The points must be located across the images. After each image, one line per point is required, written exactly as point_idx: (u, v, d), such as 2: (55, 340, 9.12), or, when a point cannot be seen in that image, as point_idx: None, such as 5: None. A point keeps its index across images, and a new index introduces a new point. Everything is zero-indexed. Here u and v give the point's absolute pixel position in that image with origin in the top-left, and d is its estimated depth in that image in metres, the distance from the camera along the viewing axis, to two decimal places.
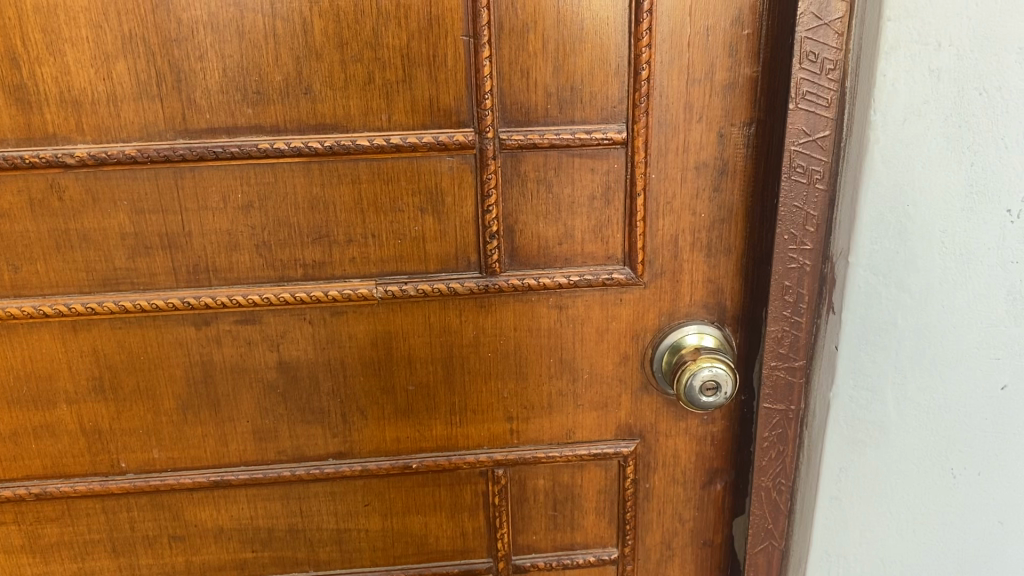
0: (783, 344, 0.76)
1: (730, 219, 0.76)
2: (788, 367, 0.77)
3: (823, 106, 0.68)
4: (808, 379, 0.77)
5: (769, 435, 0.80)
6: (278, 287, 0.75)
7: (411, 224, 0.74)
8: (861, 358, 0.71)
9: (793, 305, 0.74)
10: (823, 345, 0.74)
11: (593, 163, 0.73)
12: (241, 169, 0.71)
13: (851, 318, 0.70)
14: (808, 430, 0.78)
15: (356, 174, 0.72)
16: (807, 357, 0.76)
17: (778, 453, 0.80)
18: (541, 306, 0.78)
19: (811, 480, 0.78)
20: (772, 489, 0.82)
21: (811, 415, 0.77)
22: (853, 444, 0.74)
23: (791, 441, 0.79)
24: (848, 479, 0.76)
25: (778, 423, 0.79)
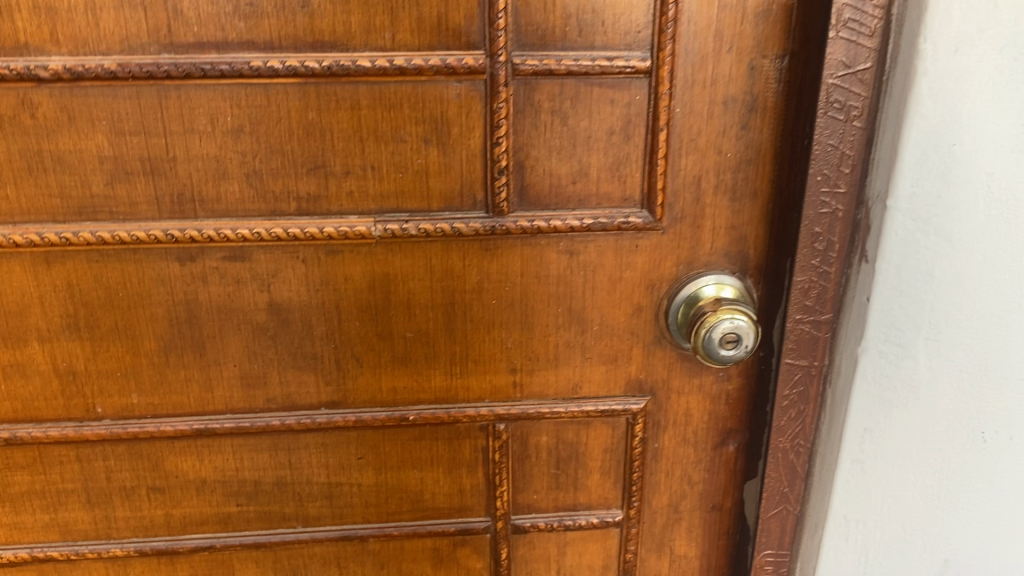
0: (809, 295, 0.71)
1: (757, 160, 0.71)
2: (814, 320, 0.72)
3: (866, 35, 0.62)
4: (834, 334, 0.72)
5: (790, 393, 0.75)
6: (269, 221, 0.69)
7: (414, 157, 0.68)
8: (894, 311, 0.66)
9: (822, 253, 0.69)
10: (852, 297, 0.69)
11: (612, 95, 0.68)
12: (231, 89, 0.65)
13: (885, 267, 0.65)
14: (831, 388, 0.73)
15: (356, 99, 0.66)
16: (834, 311, 0.71)
17: (798, 412, 0.75)
18: (551, 251, 0.73)
19: (833, 441, 0.73)
20: (789, 452, 0.77)
21: (836, 372, 0.72)
22: (880, 403, 0.70)
23: (813, 400, 0.74)
24: (872, 440, 0.71)
25: (799, 381, 0.74)
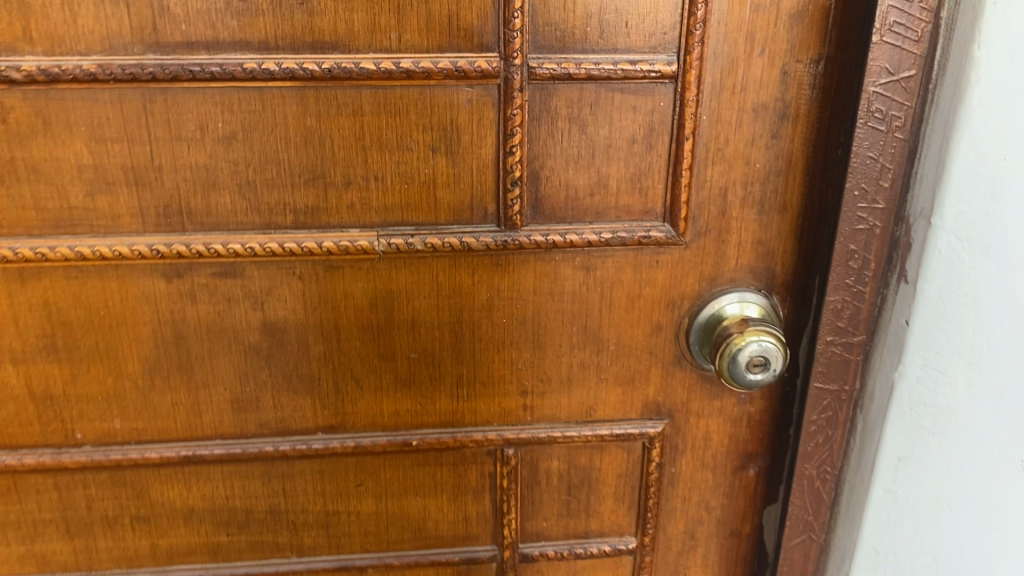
0: (842, 316, 0.66)
1: (788, 171, 0.66)
2: (846, 342, 0.67)
3: (912, 40, 0.57)
4: (868, 357, 0.67)
5: (818, 418, 0.70)
6: (263, 235, 0.64)
7: (421, 166, 0.63)
8: (934, 335, 0.62)
9: (858, 272, 0.65)
10: (888, 319, 0.65)
11: (635, 101, 0.63)
12: (222, 93, 0.60)
13: (929, 289, 0.60)
14: (862, 414, 0.69)
15: (358, 104, 0.61)
16: (868, 333, 0.67)
17: (826, 438, 0.71)
18: (566, 267, 0.68)
19: (864, 469, 0.69)
20: (816, 479, 0.73)
21: (868, 397, 0.68)
22: (917, 431, 0.65)
23: (842, 426, 0.70)
24: (907, 470, 0.67)
25: (828, 405, 0.70)
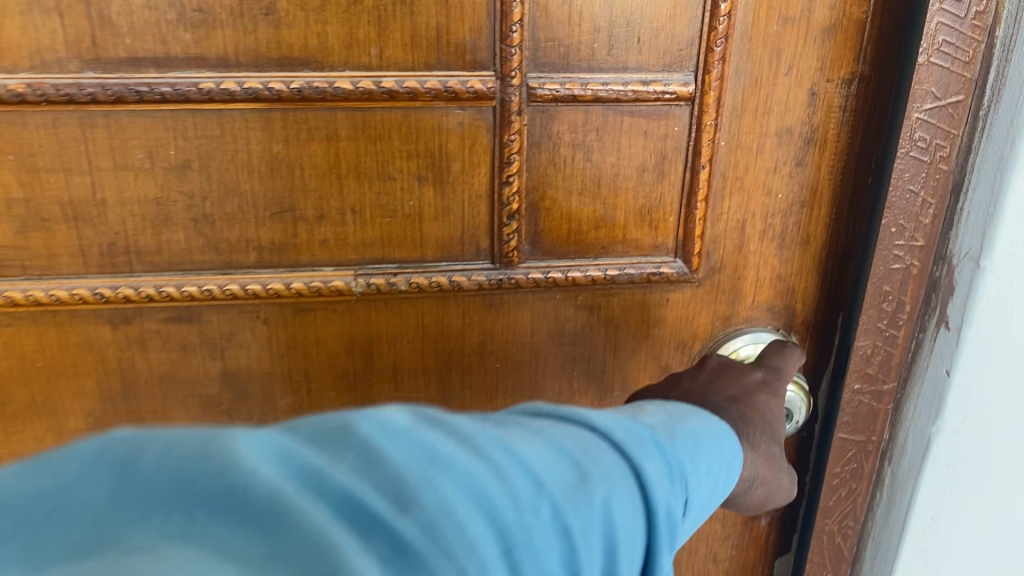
0: (872, 362, 0.60)
1: (811, 202, 0.60)
2: (876, 391, 0.61)
3: (963, 61, 0.51)
4: (898, 406, 0.61)
5: (842, 471, 0.64)
6: (223, 276, 0.56)
7: (405, 198, 0.56)
8: (976, 388, 0.55)
9: (891, 315, 0.58)
10: (924, 368, 0.58)
11: (646, 125, 0.56)
12: (174, 117, 0.51)
13: (974, 340, 0.54)
14: (890, 467, 0.63)
15: (333, 128, 0.53)
16: (899, 380, 0.60)
17: (850, 491, 0.64)
18: (566, 307, 0.61)
19: (890, 528, 0.63)
20: (836, 534, 0.66)
21: (898, 450, 0.62)
22: (954, 488, 0.59)
23: (868, 479, 0.64)
24: (939, 528, 0.61)
25: (853, 457, 0.63)
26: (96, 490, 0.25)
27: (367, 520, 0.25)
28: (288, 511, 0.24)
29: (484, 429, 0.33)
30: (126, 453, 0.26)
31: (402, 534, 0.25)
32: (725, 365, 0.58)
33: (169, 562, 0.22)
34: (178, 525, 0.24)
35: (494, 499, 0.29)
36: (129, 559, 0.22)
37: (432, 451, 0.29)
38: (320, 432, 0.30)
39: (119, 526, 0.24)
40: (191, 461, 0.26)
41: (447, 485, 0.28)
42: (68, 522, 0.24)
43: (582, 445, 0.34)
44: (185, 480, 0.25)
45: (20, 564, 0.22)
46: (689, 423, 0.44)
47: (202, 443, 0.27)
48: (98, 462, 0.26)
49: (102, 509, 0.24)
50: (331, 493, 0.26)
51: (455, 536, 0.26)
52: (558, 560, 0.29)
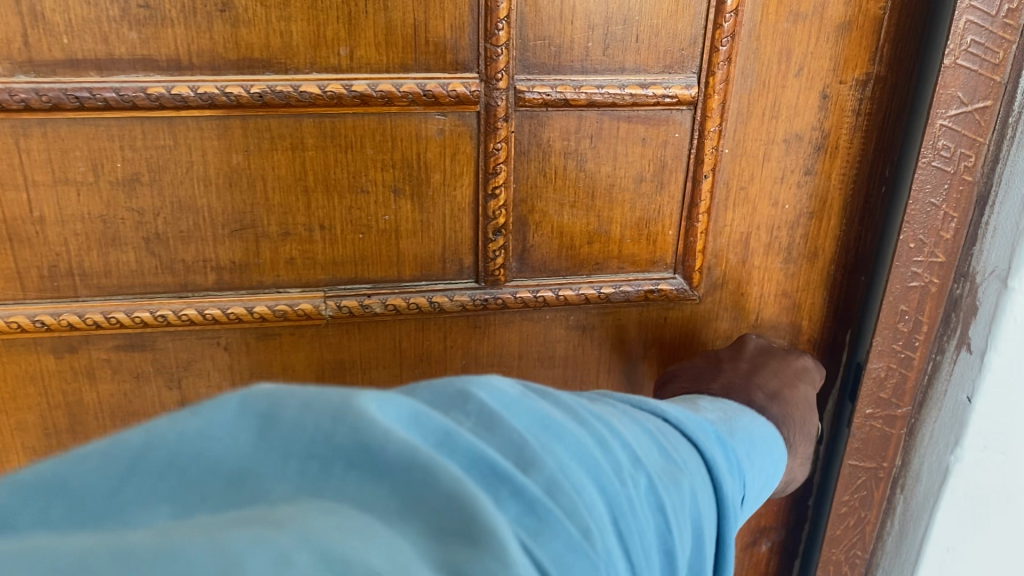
0: (885, 386, 0.56)
1: (820, 213, 0.56)
2: (888, 415, 0.56)
3: (993, 63, 0.46)
4: (911, 432, 0.57)
5: (850, 498, 0.59)
6: (178, 300, 0.51)
7: (379, 212, 0.51)
8: (998, 414, 0.51)
9: (907, 336, 0.54)
10: (943, 393, 0.54)
11: (644, 131, 0.51)
12: (120, 125, 0.46)
13: (998, 365, 0.50)
14: (903, 495, 0.58)
15: (298, 136, 0.48)
16: (914, 404, 0.56)
17: (858, 519, 0.60)
18: (557, 327, 0.57)
19: (901, 559, 0.59)
20: (843, 564, 0.62)
21: (912, 478, 0.57)
22: (971, 519, 0.56)
23: (878, 506, 0.59)
24: (954, 558, 0.57)
25: (862, 484, 0.59)
26: (236, 438, 0.23)
27: (498, 476, 0.25)
28: (428, 465, 0.23)
29: (581, 404, 0.33)
30: (269, 401, 0.24)
31: (531, 490, 0.25)
32: (766, 349, 0.57)
33: (320, 511, 0.21)
34: (318, 472, 0.23)
35: (603, 467, 0.29)
36: (281, 511, 0.21)
37: (545, 418, 0.30)
38: (440, 394, 0.30)
39: (262, 477, 0.22)
40: (332, 413, 0.24)
41: (563, 451, 0.28)
42: (204, 471, 0.22)
43: (658, 435, 0.36)
44: (332, 422, 0.24)
45: (167, 509, 0.21)
46: (737, 422, 0.47)
47: (343, 393, 0.26)
48: (236, 413, 0.24)
49: (247, 455, 0.23)
50: (472, 452, 0.26)
51: (577, 494, 0.27)
52: (647, 533, 0.30)
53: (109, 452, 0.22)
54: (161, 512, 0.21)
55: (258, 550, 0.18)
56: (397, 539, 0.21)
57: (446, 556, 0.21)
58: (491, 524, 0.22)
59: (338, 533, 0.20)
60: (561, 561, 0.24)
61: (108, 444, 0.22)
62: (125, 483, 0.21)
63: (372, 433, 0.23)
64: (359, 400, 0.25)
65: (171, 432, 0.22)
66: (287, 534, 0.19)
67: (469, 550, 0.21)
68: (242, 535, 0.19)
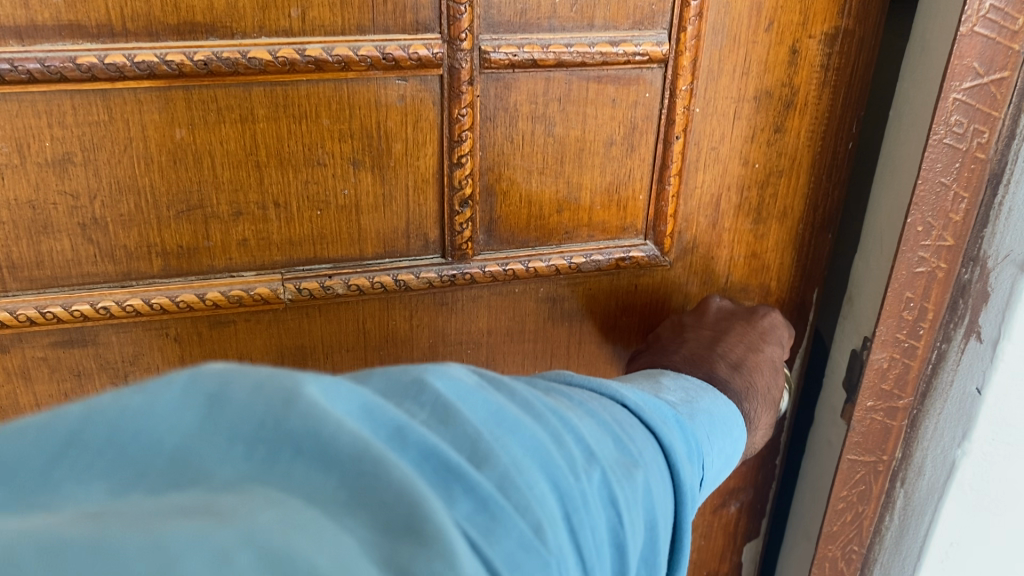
0: (888, 377, 0.53)
1: (790, 171, 0.55)
2: (890, 408, 0.54)
3: (1012, 31, 0.43)
4: (913, 423, 0.54)
5: (849, 493, 0.58)
6: (121, 289, 0.47)
7: (337, 186, 0.47)
8: (1010, 405, 0.48)
9: (911, 325, 0.51)
10: (948, 383, 0.51)
11: (614, 92, 0.49)
12: (48, 100, 0.41)
13: (1011, 354, 0.46)
14: (904, 488, 0.56)
15: (247, 107, 0.44)
16: (916, 395, 0.53)
17: (856, 515, 0.58)
18: (527, 300, 0.54)
19: (902, 555, 0.57)
20: (840, 559, 0.60)
21: (914, 471, 0.55)
22: (977, 513, 0.53)
23: (877, 500, 0.57)
24: (958, 553, 0.55)
25: (861, 479, 0.57)
26: (181, 419, 0.23)
27: (449, 473, 0.26)
28: (380, 458, 0.23)
29: (539, 395, 0.33)
30: (218, 381, 0.24)
31: (483, 487, 0.26)
32: (727, 313, 0.56)
33: (262, 502, 0.21)
34: (266, 459, 0.23)
35: (556, 463, 0.30)
36: (220, 498, 0.21)
37: (499, 411, 0.30)
38: (394, 384, 0.30)
39: (204, 459, 0.23)
40: (278, 398, 0.24)
41: (514, 445, 0.29)
42: (143, 452, 0.22)
43: (612, 425, 0.36)
44: (284, 407, 0.24)
45: (103, 484, 0.21)
46: (699, 401, 0.47)
47: (294, 376, 0.26)
48: (182, 392, 0.24)
49: (190, 437, 0.23)
50: (425, 449, 0.26)
51: (527, 491, 0.27)
52: (602, 529, 0.30)
53: (49, 427, 0.22)
54: (96, 490, 0.21)
55: (194, 547, 0.19)
56: (344, 535, 0.22)
57: (392, 556, 0.21)
58: (439, 525, 0.23)
59: (282, 526, 0.20)
60: (509, 559, 0.25)
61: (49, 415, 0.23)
62: (64, 458, 0.21)
63: (324, 423, 0.23)
64: (312, 387, 0.25)
65: (115, 408, 0.23)
66: (228, 528, 0.20)
67: (417, 549, 0.22)
68: (184, 526, 0.20)
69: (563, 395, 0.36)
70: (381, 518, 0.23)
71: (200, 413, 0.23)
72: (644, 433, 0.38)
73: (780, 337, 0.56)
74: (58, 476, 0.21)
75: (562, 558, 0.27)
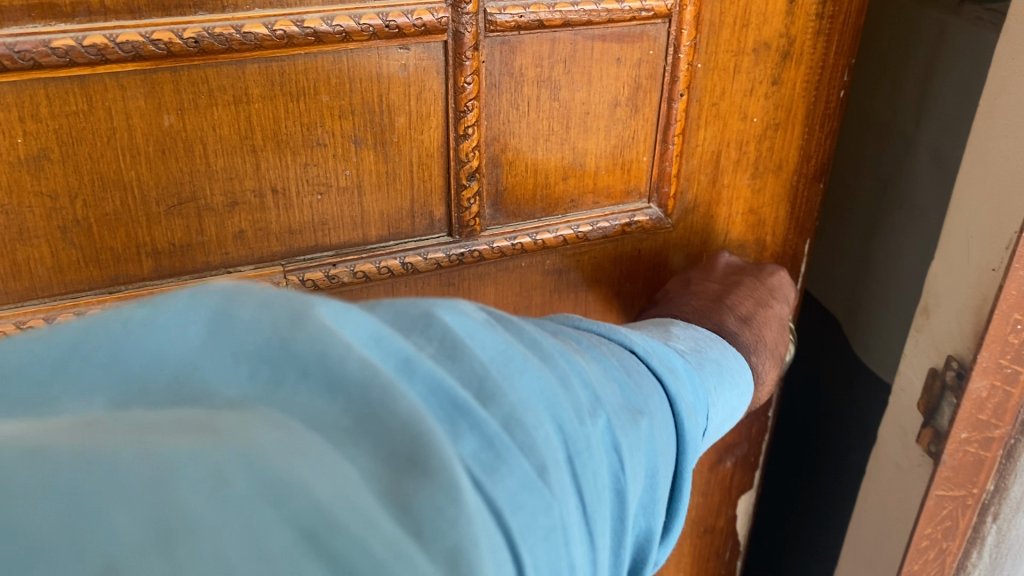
0: (985, 406, 0.53)
1: (785, 122, 0.54)
2: (985, 439, 0.54)
3: None
4: (1009, 454, 0.54)
5: (933, 531, 0.58)
6: (109, 297, 0.42)
7: (339, 167, 0.44)
8: None
9: (1015, 349, 0.51)
10: None
11: (620, 51, 0.47)
12: (19, 90, 0.37)
13: None
14: (995, 524, 0.57)
15: (240, 87, 0.40)
16: (1014, 424, 0.53)
17: (939, 551, 0.59)
18: (533, 274, 0.53)
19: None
20: None
21: (1009, 505, 0.56)
22: None
23: (963, 536, 0.58)
24: None
25: (947, 516, 0.57)
26: (186, 333, 0.24)
27: (455, 409, 0.25)
28: (387, 387, 0.23)
29: (546, 335, 0.32)
30: (224, 298, 0.24)
31: (490, 426, 0.26)
32: (737, 269, 0.56)
33: (264, 422, 0.22)
34: (269, 380, 0.23)
35: (561, 407, 0.28)
36: (221, 414, 0.22)
37: (508, 349, 0.29)
38: (401, 316, 0.29)
39: (208, 377, 0.23)
40: (286, 321, 0.24)
41: (521, 385, 0.28)
42: (144, 368, 0.23)
43: (619, 371, 0.34)
44: (290, 326, 0.24)
45: (103, 395, 0.22)
46: (710, 351, 0.46)
47: (303, 297, 0.26)
48: (188, 305, 0.24)
49: (192, 354, 0.23)
50: (434, 386, 0.25)
51: (534, 431, 0.27)
52: (604, 475, 0.29)
53: (54, 339, 0.23)
54: (97, 400, 0.22)
55: (192, 464, 0.20)
56: (347, 466, 0.22)
57: (394, 488, 0.22)
58: (445, 462, 0.23)
59: (287, 451, 0.21)
60: (512, 500, 0.25)
61: (56, 329, 0.24)
62: (65, 368, 0.23)
63: (331, 348, 0.23)
64: (322, 308, 0.25)
65: (117, 322, 0.23)
66: (224, 446, 0.21)
67: (419, 482, 0.22)
68: (180, 442, 0.21)
69: (569, 338, 0.35)
70: (387, 450, 0.23)
71: (207, 329, 0.24)
72: (653, 383, 0.36)
73: (786, 292, 0.57)
74: (57, 388, 0.22)
75: (564, 503, 0.27)
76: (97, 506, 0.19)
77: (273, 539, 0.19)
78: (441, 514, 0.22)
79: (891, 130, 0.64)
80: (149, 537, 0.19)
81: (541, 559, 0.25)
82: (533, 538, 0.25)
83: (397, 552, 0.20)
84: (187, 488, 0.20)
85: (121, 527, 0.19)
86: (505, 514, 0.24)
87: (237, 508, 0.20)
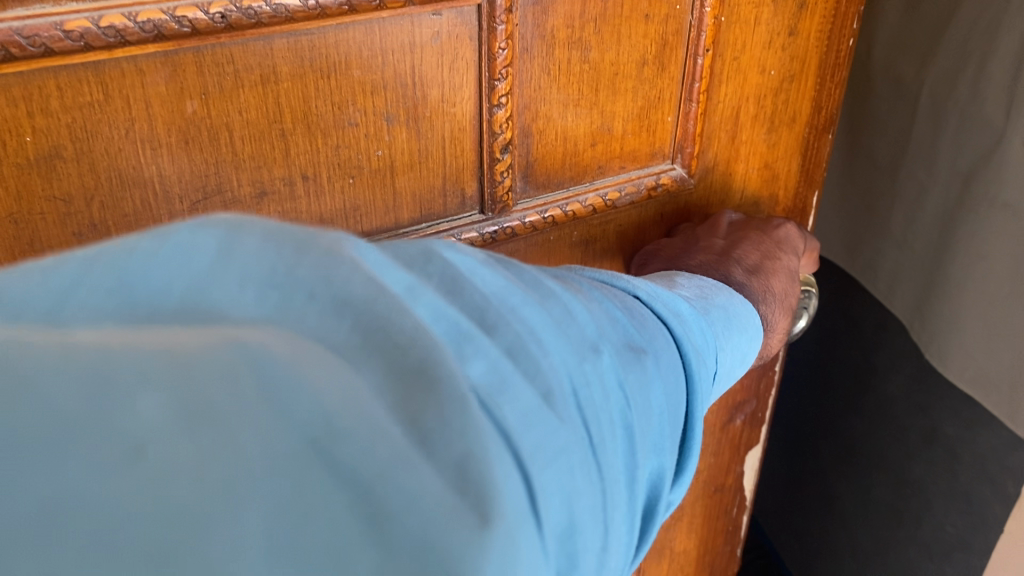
0: None
1: (800, 74, 0.53)
2: None
3: None
4: None
5: None
6: None
7: (371, 148, 0.41)
8: None
9: None
10: None
11: (649, 7, 0.45)
12: (27, 81, 0.32)
13: None
14: None
15: (269, 65, 0.36)
16: None
17: None
18: (561, 247, 0.51)
19: None
20: None
21: None
22: None
23: None
24: None
25: None
26: (194, 262, 0.20)
27: (460, 336, 0.23)
28: (394, 304, 0.21)
29: (544, 274, 0.29)
30: (231, 222, 0.21)
31: (494, 351, 0.23)
32: (742, 224, 0.54)
33: (277, 328, 0.20)
34: (279, 302, 0.21)
35: (564, 344, 0.26)
36: (239, 330, 0.20)
37: (508, 285, 0.26)
38: (400, 252, 0.26)
39: (216, 301, 0.20)
40: (296, 241, 0.22)
41: (528, 315, 0.26)
42: (153, 296, 0.20)
43: (621, 314, 0.31)
44: (295, 250, 0.21)
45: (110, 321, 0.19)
46: (714, 299, 0.43)
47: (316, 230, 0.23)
48: (193, 235, 0.21)
49: (203, 277, 0.20)
50: (439, 316, 0.23)
51: (542, 359, 0.24)
52: (611, 410, 0.27)
53: (57, 263, 0.20)
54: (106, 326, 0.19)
55: (208, 365, 0.19)
56: (356, 380, 0.20)
57: (404, 405, 0.20)
58: (452, 373, 0.21)
59: (301, 359, 0.19)
60: (521, 419, 0.23)
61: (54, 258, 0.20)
62: (71, 298, 0.19)
63: (336, 270, 0.21)
64: (333, 237, 0.23)
65: (123, 252, 0.20)
66: (236, 351, 0.19)
67: (427, 394, 0.20)
68: (198, 342, 0.19)
69: (570, 280, 0.31)
70: (394, 361, 0.21)
71: (216, 253, 0.21)
72: (655, 324, 0.33)
73: (791, 241, 0.55)
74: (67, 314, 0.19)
75: (574, 431, 0.24)
76: (120, 389, 0.18)
77: (281, 442, 0.18)
78: (447, 425, 0.20)
79: (974, 122, 0.60)
80: (172, 419, 0.18)
81: (551, 481, 0.23)
82: (544, 462, 0.23)
83: (400, 458, 0.19)
84: (205, 381, 0.19)
85: (145, 409, 0.18)
86: (513, 434, 0.22)
87: (251, 408, 0.19)
